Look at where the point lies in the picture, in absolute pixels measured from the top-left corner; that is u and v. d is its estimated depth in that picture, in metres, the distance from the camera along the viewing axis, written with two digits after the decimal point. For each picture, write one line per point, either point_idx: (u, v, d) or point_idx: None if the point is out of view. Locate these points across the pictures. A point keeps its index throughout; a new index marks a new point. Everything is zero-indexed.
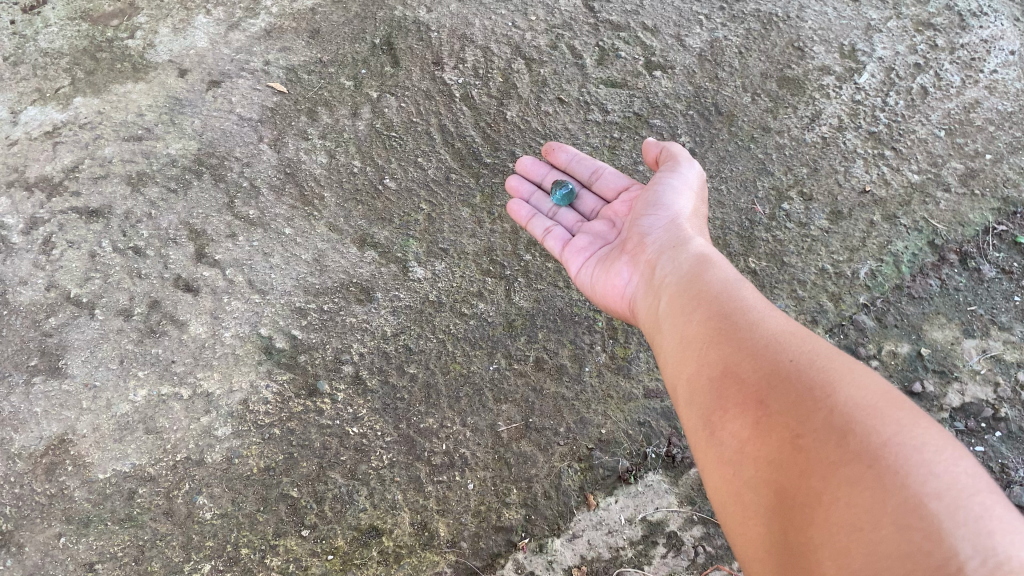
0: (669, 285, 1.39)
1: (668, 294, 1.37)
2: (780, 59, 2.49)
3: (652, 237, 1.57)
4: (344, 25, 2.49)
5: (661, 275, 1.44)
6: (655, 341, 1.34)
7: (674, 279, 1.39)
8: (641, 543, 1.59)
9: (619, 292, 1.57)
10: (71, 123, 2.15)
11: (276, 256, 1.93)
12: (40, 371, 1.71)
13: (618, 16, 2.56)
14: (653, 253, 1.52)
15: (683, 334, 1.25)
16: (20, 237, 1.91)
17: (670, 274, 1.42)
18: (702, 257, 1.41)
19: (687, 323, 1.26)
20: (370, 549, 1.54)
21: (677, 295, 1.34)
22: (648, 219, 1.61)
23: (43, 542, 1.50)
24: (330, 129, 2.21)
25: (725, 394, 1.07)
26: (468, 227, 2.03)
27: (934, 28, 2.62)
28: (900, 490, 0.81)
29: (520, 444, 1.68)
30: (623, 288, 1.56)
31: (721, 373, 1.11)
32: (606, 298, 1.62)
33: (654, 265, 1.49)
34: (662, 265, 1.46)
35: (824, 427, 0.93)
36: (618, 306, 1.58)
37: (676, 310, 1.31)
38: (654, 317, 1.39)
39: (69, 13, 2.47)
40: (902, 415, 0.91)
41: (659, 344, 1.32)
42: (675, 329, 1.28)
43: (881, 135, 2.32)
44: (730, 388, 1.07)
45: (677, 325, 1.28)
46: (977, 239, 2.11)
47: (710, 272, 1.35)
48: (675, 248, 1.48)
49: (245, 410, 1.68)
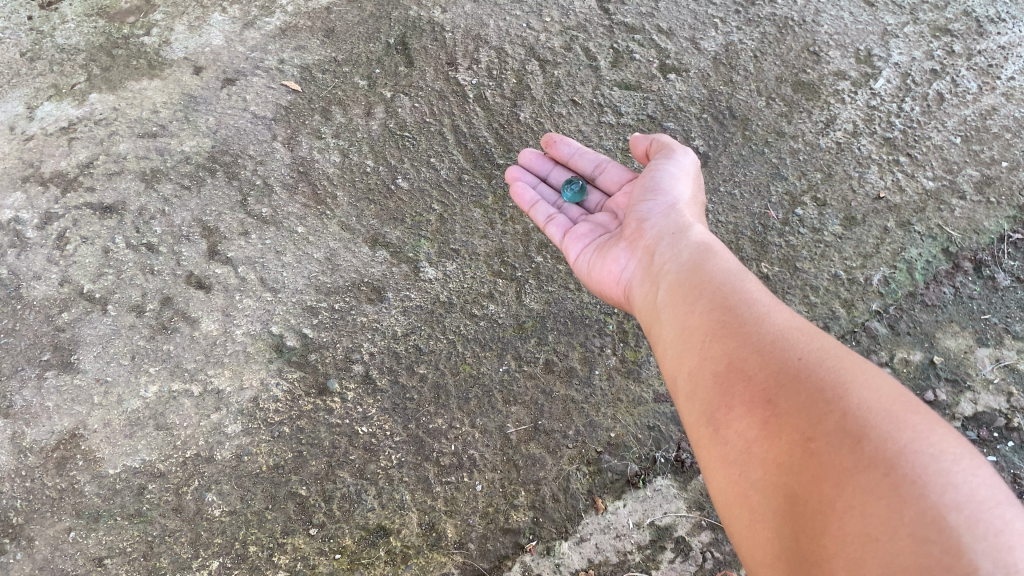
0: (671, 274, 1.38)
1: (671, 284, 1.36)
2: (795, 63, 2.48)
3: (650, 223, 1.56)
4: (358, 24, 2.49)
5: (661, 263, 1.43)
6: (655, 333, 1.33)
7: (675, 268, 1.38)
8: (648, 548, 1.58)
9: (616, 278, 1.56)
10: (86, 119, 2.16)
11: (288, 255, 1.93)
12: (53, 366, 1.71)
13: (633, 19, 2.56)
14: (652, 239, 1.51)
15: (685, 327, 1.24)
16: (35, 232, 1.93)
17: (671, 263, 1.41)
18: (704, 247, 1.41)
19: (690, 315, 1.25)
20: (377, 549, 1.54)
21: (679, 286, 1.33)
22: (646, 204, 1.60)
23: (53, 536, 1.50)
24: (344, 129, 2.22)
25: (731, 390, 1.07)
26: (480, 228, 2.03)
27: (951, 33, 2.61)
28: (918, 501, 0.80)
29: (529, 446, 1.68)
30: (620, 274, 1.55)
31: (725, 368, 1.10)
32: (603, 285, 1.61)
33: (653, 251, 1.48)
34: (661, 252, 1.46)
35: (837, 431, 0.92)
36: (615, 293, 1.57)
37: (678, 301, 1.30)
38: (653, 306, 1.38)
39: (86, 9, 2.48)
40: (918, 420, 0.91)
41: (659, 336, 1.31)
42: (678, 321, 1.27)
43: (896, 141, 2.30)
44: (735, 384, 1.07)
45: (679, 317, 1.27)
46: (993, 247, 2.09)
47: (714, 263, 1.35)
48: (676, 235, 1.47)
49: (256, 408, 1.68)
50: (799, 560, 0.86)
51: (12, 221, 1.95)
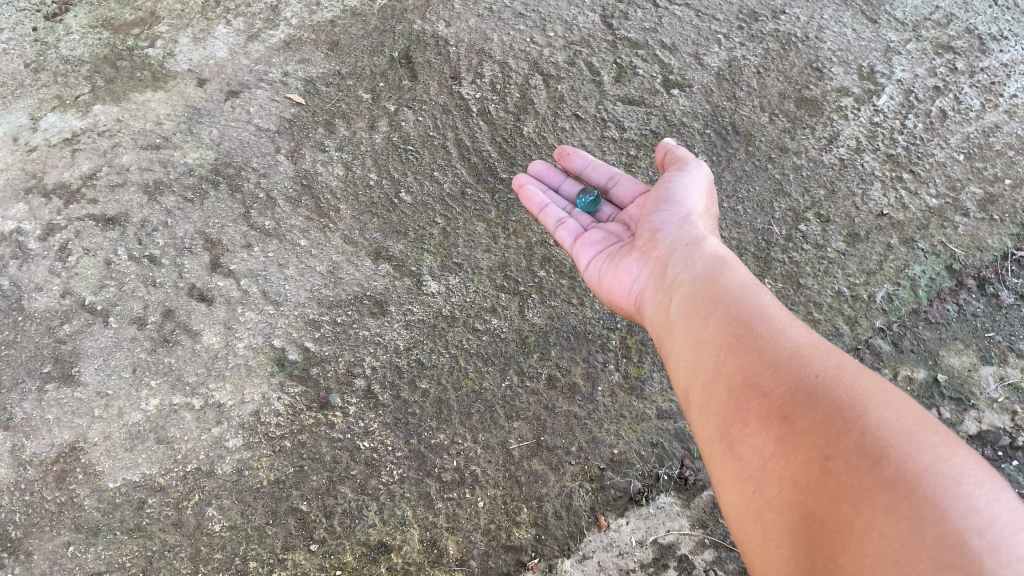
0: (683, 286, 1.38)
1: (683, 296, 1.36)
2: (798, 79, 2.49)
3: (663, 233, 1.56)
4: (362, 38, 2.50)
5: (673, 275, 1.43)
6: (667, 344, 1.32)
7: (688, 280, 1.38)
8: (651, 566, 1.57)
9: (627, 287, 1.56)
10: (90, 130, 2.17)
11: (291, 267, 1.93)
12: (53, 378, 1.71)
13: (636, 34, 2.56)
14: (665, 249, 1.51)
15: (698, 340, 1.24)
16: (37, 243, 1.92)
17: (682, 275, 1.41)
18: (717, 259, 1.40)
19: (703, 328, 1.25)
20: (378, 565, 1.52)
21: (692, 298, 1.33)
22: (660, 215, 1.60)
23: (52, 550, 1.49)
24: (347, 142, 2.22)
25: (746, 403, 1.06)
26: (483, 242, 2.03)
27: (954, 51, 2.62)
28: (938, 525, 0.80)
29: (532, 462, 1.67)
30: (631, 283, 1.55)
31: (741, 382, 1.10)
32: (613, 292, 1.60)
33: (666, 261, 1.48)
34: (674, 264, 1.45)
35: (855, 451, 0.91)
36: (626, 303, 1.56)
37: (690, 314, 1.30)
38: (664, 316, 1.38)
39: (90, 21, 2.49)
40: (939, 442, 0.90)
41: (670, 347, 1.31)
42: (691, 333, 1.26)
43: (899, 158, 2.30)
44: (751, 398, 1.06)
45: (692, 330, 1.27)
46: (996, 265, 2.09)
47: (728, 275, 1.34)
48: (689, 247, 1.47)
49: (257, 422, 1.67)
50: None
51: (15, 231, 1.94)
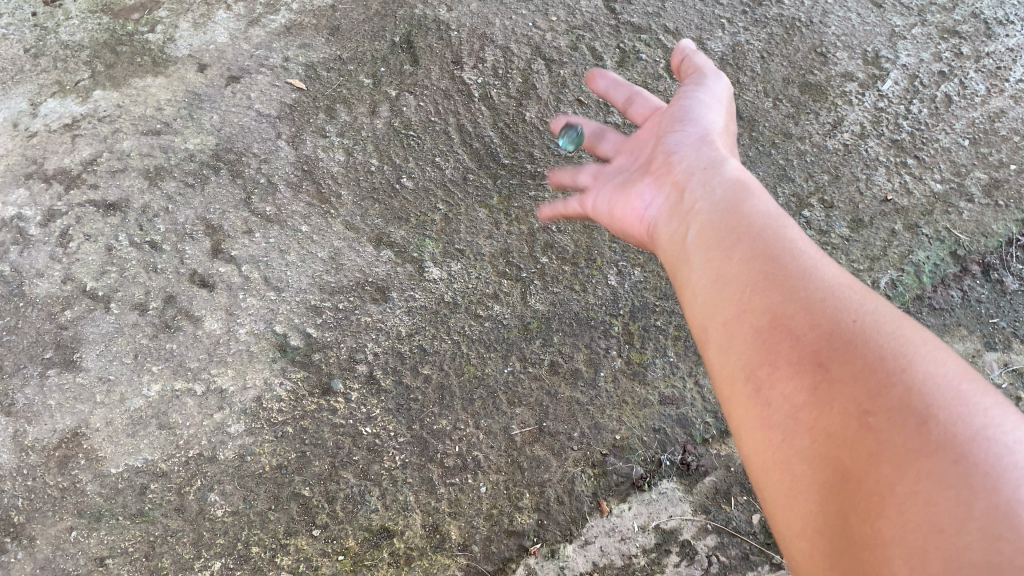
0: (703, 215, 1.31)
1: (700, 224, 1.29)
2: (802, 64, 2.47)
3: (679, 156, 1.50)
4: (364, 22, 2.49)
5: (690, 201, 1.37)
6: (680, 273, 1.26)
7: (709, 210, 1.31)
8: (654, 551, 1.57)
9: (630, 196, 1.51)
10: (90, 116, 2.16)
11: (293, 254, 1.92)
12: (55, 364, 1.71)
13: (639, 18, 2.55)
14: (681, 173, 1.45)
15: (721, 270, 1.17)
16: (38, 229, 1.92)
17: (702, 203, 1.34)
18: (739, 185, 1.34)
19: (727, 259, 1.18)
20: (381, 551, 1.52)
21: (713, 228, 1.26)
22: (674, 135, 1.56)
23: (55, 535, 1.49)
24: (349, 127, 2.21)
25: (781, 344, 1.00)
26: (485, 228, 2.02)
27: (959, 35, 2.60)
28: (990, 494, 0.77)
29: (534, 448, 1.67)
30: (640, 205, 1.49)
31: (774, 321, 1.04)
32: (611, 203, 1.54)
33: (681, 186, 1.42)
34: (691, 189, 1.39)
35: (899, 408, 0.87)
36: (636, 231, 1.48)
37: (712, 244, 1.23)
38: (680, 244, 1.31)
39: (90, 6, 2.48)
40: (988, 406, 0.86)
41: (685, 275, 1.24)
42: (712, 265, 1.20)
43: (904, 143, 2.29)
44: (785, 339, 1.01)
45: (712, 262, 1.20)
46: (1001, 251, 2.08)
47: (752, 204, 1.28)
48: (707, 171, 1.41)
49: (259, 408, 1.67)
50: (847, 543, 0.82)
51: (16, 217, 1.94)
